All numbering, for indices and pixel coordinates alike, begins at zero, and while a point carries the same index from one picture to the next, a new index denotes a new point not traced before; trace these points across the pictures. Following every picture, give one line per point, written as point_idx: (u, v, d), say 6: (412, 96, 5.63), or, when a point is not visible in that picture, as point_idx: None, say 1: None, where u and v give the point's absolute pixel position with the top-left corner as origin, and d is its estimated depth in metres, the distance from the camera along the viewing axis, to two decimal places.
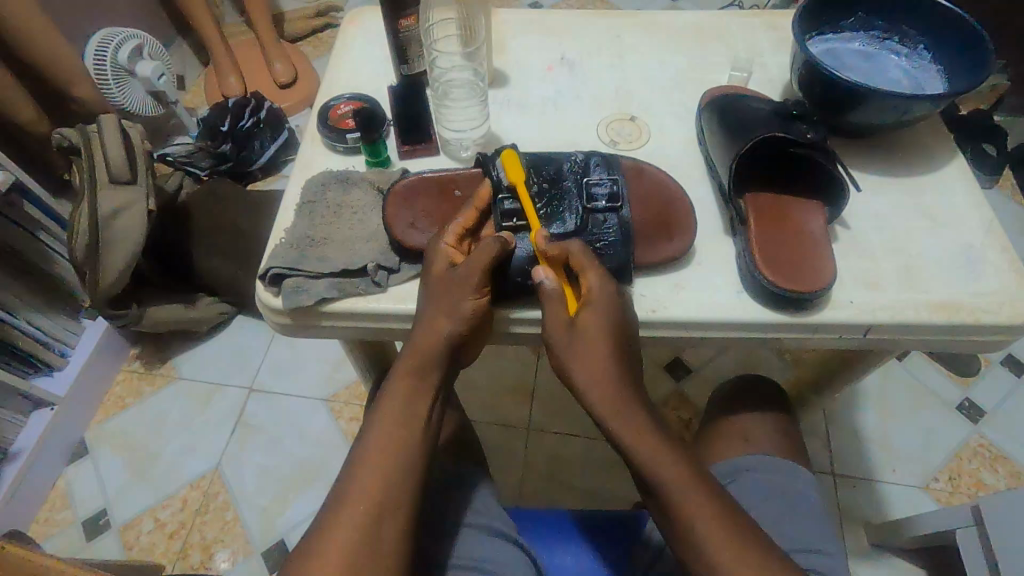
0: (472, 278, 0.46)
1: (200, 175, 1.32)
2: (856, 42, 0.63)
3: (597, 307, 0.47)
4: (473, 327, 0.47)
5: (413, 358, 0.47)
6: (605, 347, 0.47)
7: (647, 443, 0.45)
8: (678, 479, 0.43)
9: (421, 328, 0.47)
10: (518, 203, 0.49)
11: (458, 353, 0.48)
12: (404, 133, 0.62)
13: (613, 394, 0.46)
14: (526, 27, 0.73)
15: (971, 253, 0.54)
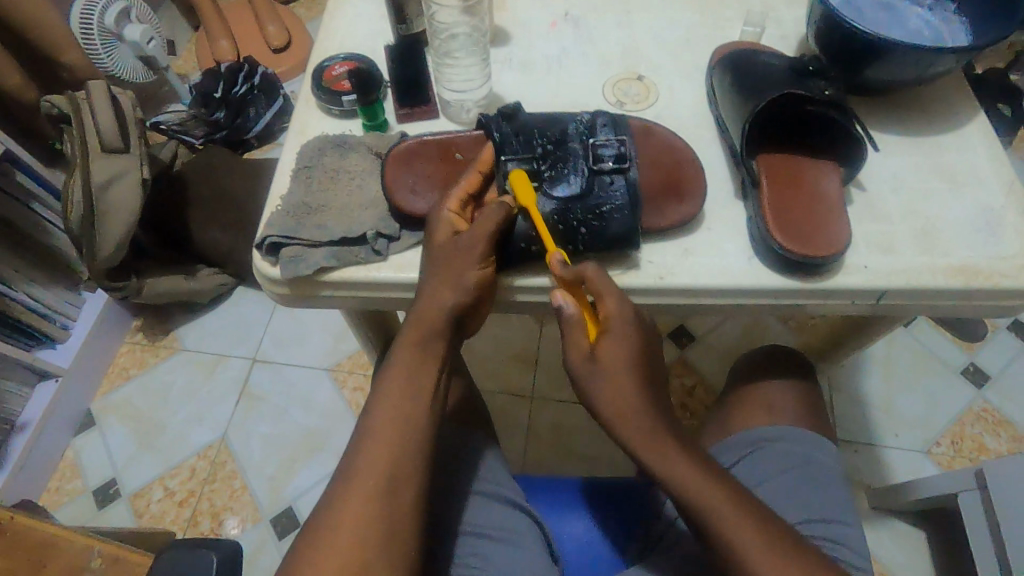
0: (476, 245, 0.44)
1: (194, 143, 1.29)
2: None
3: (614, 331, 0.46)
4: (476, 300, 0.46)
5: (417, 328, 0.45)
6: (625, 377, 0.46)
7: (679, 467, 0.45)
8: (708, 496, 0.43)
9: (423, 301, 0.46)
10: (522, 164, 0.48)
11: (463, 324, 0.47)
12: (402, 95, 0.59)
13: (642, 423, 0.45)
14: None
15: (990, 216, 0.53)
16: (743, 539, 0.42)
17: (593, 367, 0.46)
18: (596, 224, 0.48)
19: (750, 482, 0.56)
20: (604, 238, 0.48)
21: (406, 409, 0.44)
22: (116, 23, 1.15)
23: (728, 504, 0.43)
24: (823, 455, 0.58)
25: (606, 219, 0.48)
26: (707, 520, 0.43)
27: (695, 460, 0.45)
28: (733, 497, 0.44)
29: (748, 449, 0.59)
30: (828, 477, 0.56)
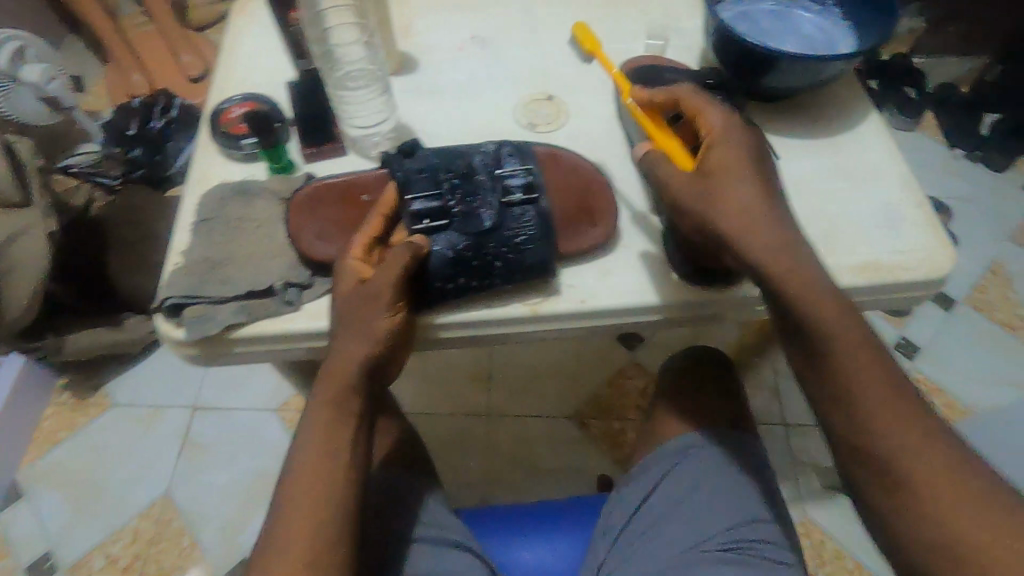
0: (385, 291, 0.43)
1: (110, 184, 1.19)
2: (767, 2, 0.62)
3: (729, 149, 0.45)
4: (389, 349, 0.44)
5: (330, 385, 0.43)
6: (749, 190, 0.43)
7: (810, 289, 0.42)
8: (847, 345, 0.41)
9: (334, 356, 0.44)
10: (429, 202, 0.46)
11: (380, 373, 0.45)
12: (305, 132, 0.57)
13: (782, 252, 0.42)
14: (434, 6, 0.69)
15: (891, 212, 0.55)
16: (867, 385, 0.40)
17: (701, 182, 0.45)
18: (513, 257, 0.47)
19: (677, 489, 0.59)
20: (522, 269, 0.48)
21: (322, 471, 0.42)
22: (11, 65, 1.07)
23: (868, 358, 0.41)
24: (748, 456, 0.61)
25: (523, 250, 0.47)
26: (840, 350, 0.41)
27: (840, 300, 0.42)
28: (868, 341, 0.42)
29: (680, 454, 0.62)
30: (752, 475, 0.59)
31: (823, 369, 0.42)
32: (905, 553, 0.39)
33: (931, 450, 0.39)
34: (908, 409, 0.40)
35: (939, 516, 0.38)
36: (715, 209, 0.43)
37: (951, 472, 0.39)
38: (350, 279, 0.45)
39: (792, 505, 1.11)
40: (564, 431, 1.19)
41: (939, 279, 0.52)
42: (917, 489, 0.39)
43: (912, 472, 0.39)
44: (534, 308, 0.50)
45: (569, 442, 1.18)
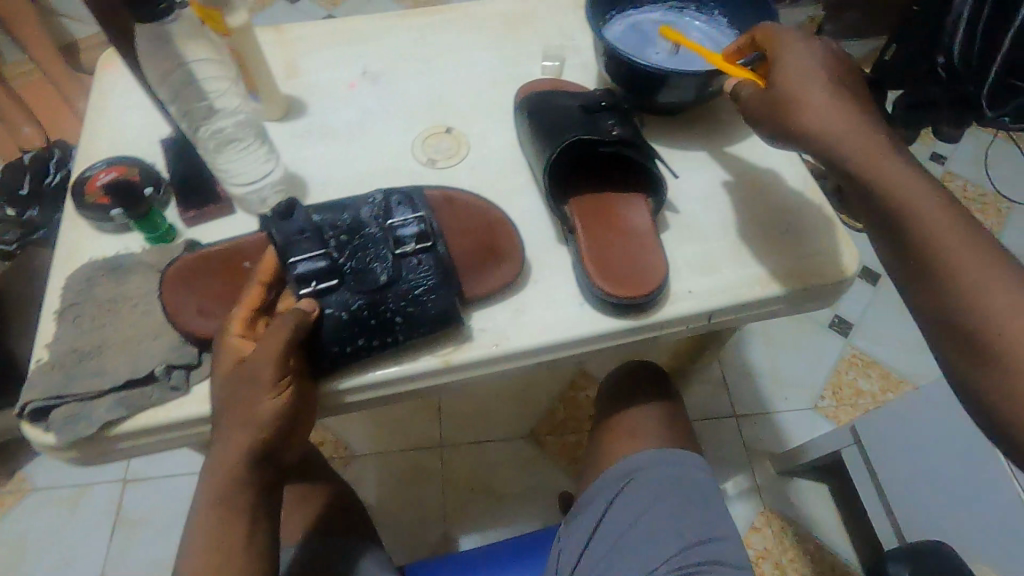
0: (264, 371, 0.40)
1: (8, 251, 1.06)
2: (655, 14, 0.62)
3: (790, 51, 0.46)
4: (279, 431, 0.42)
5: (219, 474, 0.42)
6: (818, 89, 0.44)
7: (871, 160, 0.41)
8: (925, 208, 0.39)
9: (219, 444, 0.42)
10: (314, 263, 0.43)
11: (275, 453, 0.43)
12: (183, 195, 0.52)
13: (850, 130, 0.42)
14: (320, 42, 0.66)
15: (794, 216, 0.55)
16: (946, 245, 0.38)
17: (771, 95, 0.46)
18: (414, 311, 0.45)
19: (627, 515, 0.57)
20: (426, 322, 0.45)
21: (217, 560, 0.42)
22: None
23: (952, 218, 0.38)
24: (694, 471, 0.60)
25: (425, 303, 0.45)
26: (911, 214, 0.39)
27: (914, 168, 0.41)
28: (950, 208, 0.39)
29: (623, 479, 0.60)
30: (699, 492, 0.58)
31: (900, 237, 0.40)
32: (999, 414, 0.36)
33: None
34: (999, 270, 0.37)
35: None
36: (786, 102, 0.44)
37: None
38: (232, 357, 0.42)
39: (751, 496, 1.13)
40: (520, 452, 1.17)
41: (847, 278, 0.52)
42: (1006, 347, 0.35)
43: (1009, 323, 0.35)
44: (446, 358, 0.48)
45: (526, 463, 1.17)
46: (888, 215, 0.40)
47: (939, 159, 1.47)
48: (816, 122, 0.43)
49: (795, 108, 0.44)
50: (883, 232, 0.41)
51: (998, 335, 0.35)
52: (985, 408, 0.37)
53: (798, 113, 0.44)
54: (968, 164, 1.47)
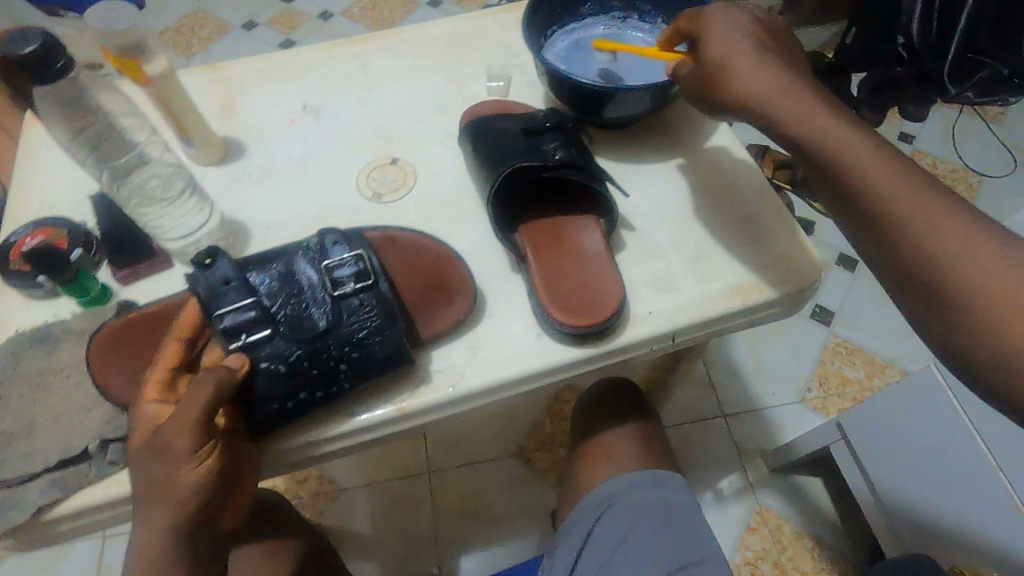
0: (178, 442, 0.38)
1: None
2: (598, 27, 0.61)
3: (714, 24, 0.47)
4: (207, 502, 0.39)
5: (145, 559, 0.39)
6: (743, 56, 0.45)
7: (805, 115, 0.41)
8: (862, 157, 0.39)
9: (142, 525, 0.40)
10: (243, 314, 0.41)
11: (207, 525, 0.40)
12: (113, 252, 0.49)
13: (779, 90, 0.43)
14: (258, 78, 0.64)
15: (751, 224, 0.53)
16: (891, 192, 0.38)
17: (702, 70, 0.47)
18: (357, 355, 0.43)
19: (606, 543, 0.55)
20: (372, 366, 0.43)
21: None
22: None
23: (885, 159, 0.39)
24: (672, 493, 0.58)
25: (370, 345, 0.43)
26: (848, 166, 0.39)
27: (844, 118, 0.41)
28: (886, 151, 0.39)
29: (601, 506, 0.59)
30: (678, 514, 0.56)
31: (841, 192, 0.40)
32: (952, 346, 0.36)
33: (971, 227, 0.36)
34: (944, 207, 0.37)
35: (983, 289, 0.34)
36: (714, 72, 0.46)
37: (990, 244, 0.35)
38: (151, 425, 0.40)
39: (744, 496, 1.11)
40: (509, 471, 1.15)
41: (809, 286, 0.51)
42: (962, 289, 0.35)
43: (950, 254, 0.35)
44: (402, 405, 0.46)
45: (517, 481, 1.14)
46: (821, 167, 0.41)
47: (908, 139, 1.47)
48: (745, 88, 0.44)
49: (724, 76, 0.45)
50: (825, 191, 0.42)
51: (940, 268, 0.36)
52: (954, 352, 0.36)
53: (726, 83, 0.45)
54: (937, 142, 1.47)
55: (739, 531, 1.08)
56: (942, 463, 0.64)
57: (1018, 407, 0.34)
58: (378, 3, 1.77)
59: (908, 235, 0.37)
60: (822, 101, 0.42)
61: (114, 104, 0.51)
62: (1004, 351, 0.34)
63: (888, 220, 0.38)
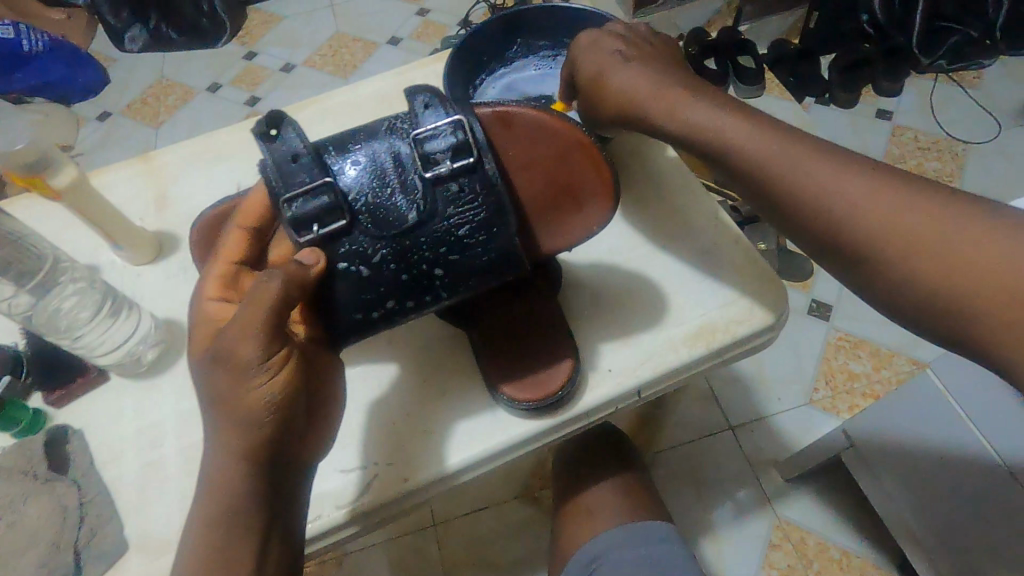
0: (241, 349, 0.35)
1: None
2: (530, 68, 0.60)
3: (579, 49, 0.50)
4: (281, 419, 0.36)
5: (214, 488, 0.36)
6: (619, 68, 0.47)
7: (690, 111, 0.44)
8: (746, 144, 0.41)
9: (211, 443, 0.36)
10: (315, 202, 0.38)
11: (287, 448, 0.37)
12: (45, 377, 0.48)
13: (654, 92, 0.45)
14: (189, 164, 0.62)
15: (708, 259, 0.51)
16: (779, 168, 0.40)
17: (590, 91, 0.49)
18: (451, 257, 0.41)
19: None
20: (467, 270, 0.42)
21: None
22: None
23: (764, 136, 0.41)
24: (659, 544, 0.56)
25: (468, 246, 0.41)
26: (736, 154, 0.42)
27: (723, 106, 0.43)
28: (769, 130, 0.41)
29: (586, 568, 0.56)
30: (668, 567, 0.53)
31: (742, 178, 0.42)
32: (866, 288, 0.38)
33: (851, 178, 0.38)
34: (831, 166, 0.39)
35: (872, 235, 0.36)
36: (596, 88, 0.48)
37: (872, 188, 0.37)
38: (214, 323, 0.39)
39: (763, 511, 1.06)
40: (515, 514, 1.11)
41: (777, 318, 0.48)
42: (864, 248, 0.37)
43: (836, 211, 0.38)
44: (347, 506, 0.44)
45: (525, 524, 1.10)
46: (709, 155, 0.43)
47: (887, 115, 1.42)
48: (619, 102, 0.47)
49: (602, 92, 0.48)
50: (728, 179, 0.44)
51: (832, 225, 0.38)
52: (884, 302, 0.38)
53: (607, 98, 0.48)
54: (917, 114, 1.43)
55: (761, 549, 1.03)
56: (951, 468, 0.61)
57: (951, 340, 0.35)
58: (338, 49, 1.77)
59: (807, 206, 0.39)
60: (690, 91, 0.45)
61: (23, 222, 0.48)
62: (910, 285, 0.36)
63: (776, 194, 0.40)
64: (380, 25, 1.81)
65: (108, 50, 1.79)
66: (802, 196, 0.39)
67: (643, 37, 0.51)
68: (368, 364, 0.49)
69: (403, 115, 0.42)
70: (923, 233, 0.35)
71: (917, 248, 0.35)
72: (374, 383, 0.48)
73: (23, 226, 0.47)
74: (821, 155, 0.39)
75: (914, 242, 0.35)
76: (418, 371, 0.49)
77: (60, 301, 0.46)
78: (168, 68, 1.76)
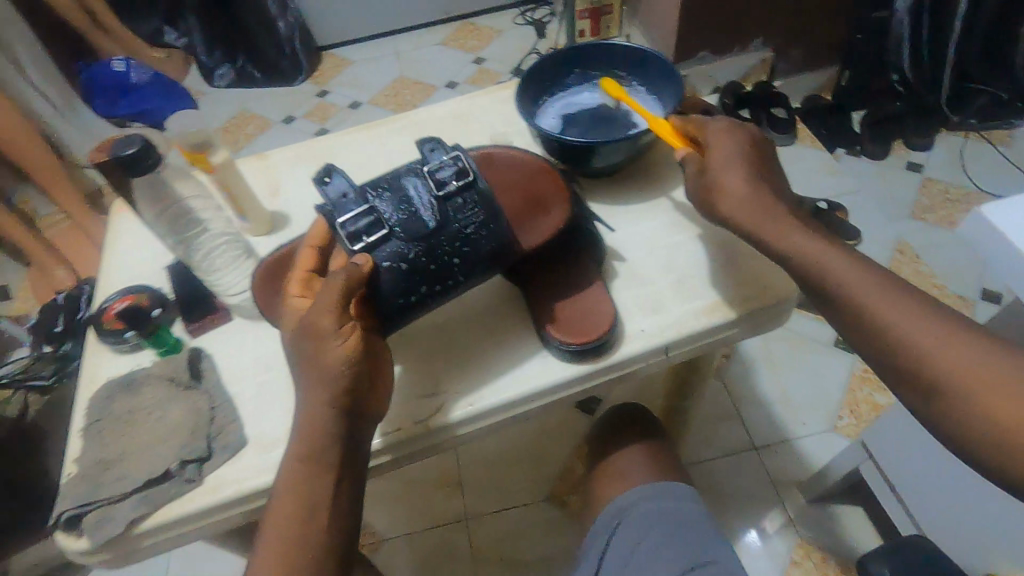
0: (322, 322, 0.47)
1: (46, 384, 1.12)
2: (584, 93, 0.72)
3: (719, 140, 0.55)
4: (352, 379, 0.47)
5: (309, 427, 0.47)
6: (739, 174, 0.53)
7: (795, 238, 0.50)
8: (846, 275, 0.46)
9: (304, 398, 0.48)
10: (361, 221, 0.50)
11: (356, 402, 0.48)
12: (188, 311, 0.60)
13: (763, 213, 0.51)
14: (297, 163, 0.76)
15: (731, 248, 0.60)
16: (872, 299, 0.45)
17: (709, 172, 0.54)
18: (466, 251, 0.52)
19: (622, 551, 0.60)
20: (479, 258, 0.53)
21: (306, 506, 0.46)
22: None
23: (860, 271, 0.46)
24: (684, 502, 0.63)
25: (477, 241, 0.52)
26: (835, 283, 0.47)
27: (825, 240, 0.49)
28: (865, 267, 0.47)
29: (614, 520, 0.64)
30: (687, 520, 0.61)
31: (834, 303, 0.47)
32: (945, 427, 0.41)
33: (937, 324, 0.43)
34: (915, 307, 0.44)
35: (960, 375, 0.40)
36: (712, 186, 0.54)
37: (960, 335, 0.42)
38: (298, 314, 0.50)
39: (785, 530, 1.09)
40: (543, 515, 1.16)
41: (790, 296, 0.57)
42: (940, 382, 0.41)
43: (924, 348, 0.42)
44: (422, 422, 0.54)
45: (552, 525, 1.15)
46: (805, 280, 0.49)
47: (917, 167, 1.47)
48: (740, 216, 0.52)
49: (716, 196, 0.53)
50: (817, 300, 0.49)
51: (916, 355, 0.42)
52: (947, 433, 0.42)
53: (717, 195, 0.53)
54: (947, 166, 1.47)
55: (783, 566, 1.06)
56: (971, 471, 0.65)
57: (1007, 478, 0.39)
58: (401, 90, 1.97)
59: (892, 336, 0.43)
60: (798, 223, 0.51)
61: (187, 187, 0.60)
62: (988, 429, 0.39)
63: (868, 320, 0.45)
64: (440, 71, 2.01)
65: (200, 85, 2.04)
66: (886, 325, 0.44)
67: (759, 145, 0.56)
68: (464, 303, 0.61)
69: (418, 161, 0.55)
70: (1007, 384, 0.39)
71: (1004, 398, 0.39)
72: (471, 315, 0.60)
73: (186, 188, 0.60)
74: (909, 296, 0.44)
75: (996, 387, 0.39)
76: (479, 324, 0.59)
77: (205, 245, 0.58)
78: (251, 102, 1.98)
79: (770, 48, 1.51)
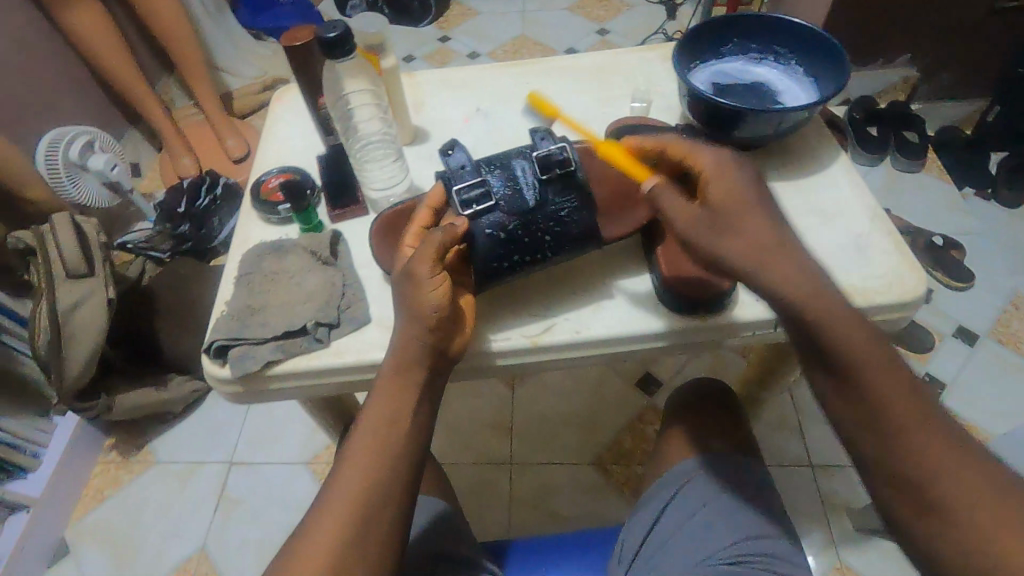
0: (421, 268, 0.49)
1: (161, 257, 1.30)
2: (737, 64, 0.72)
3: (717, 177, 0.47)
4: (442, 324, 0.50)
5: (400, 359, 0.50)
6: (756, 225, 0.45)
7: (826, 313, 0.43)
8: (870, 370, 0.42)
9: (400, 329, 0.51)
10: (473, 190, 0.54)
11: (444, 344, 0.51)
12: (334, 198, 0.65)
13: (789, 279, 0.44)
14: (441, 86, 0.79)
15: (862, 242, 0.60)
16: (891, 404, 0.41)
17: (710, 217, 0.46)
18: (558, 231, 0.55)
19: (687, 508, 0.62)
20: (568, 240, 0.56)
21: (391, 420, 0.49)
22: (80, 155, 1.22)
23: (884, 367, 0.42)
24: (754, 477, 0.64)
25: (567, 224, 0.55)
26: (857, 374, 0.42)
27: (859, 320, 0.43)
28: (890, 364, 0.42)
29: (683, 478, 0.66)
30: (755, 494, 0.62)
31: (849, 394, 0.42)
32: (933, 548, 0.40)
33: (947, 445, 0.40)
34: (930, 421, 0.41)
35: (962, 504, 0.38)
36: (719, 233, 0.45)
37: (968, 463, 0.40)
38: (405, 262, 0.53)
39: (826, 552, 1.06)
40: (586, 478, 1.17)
41: (917, 300, 0.57)
42: (940, 506, 0.39)
43: (931, 468, 0.40)
44: (534, 337, 0.58)
45: (592, 489, 1.16)
46: (822, 363, 0.43)
47: None
48: (763, 274, 0.44)
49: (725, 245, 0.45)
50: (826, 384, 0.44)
51: (924, 473, 0.40)
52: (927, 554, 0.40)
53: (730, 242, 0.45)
54: None
55: None
56: None
57: None
58: (519, 48, 1.98)
59: (900, 447, 0.40)
60: (840, 300, 0.44)
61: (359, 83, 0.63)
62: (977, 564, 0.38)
63: (882, 424, 0.41)
64: (562, 36, 2.01)
65: (332, 12, 2.13)
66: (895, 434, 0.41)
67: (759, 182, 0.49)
68: None
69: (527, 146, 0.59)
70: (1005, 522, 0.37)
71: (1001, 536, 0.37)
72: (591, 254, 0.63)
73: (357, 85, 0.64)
74: (926, 406, 0.41)
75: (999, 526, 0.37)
76: (598, 264, 0.62)
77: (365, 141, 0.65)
78: None
79: (918, 67, 1.42)
